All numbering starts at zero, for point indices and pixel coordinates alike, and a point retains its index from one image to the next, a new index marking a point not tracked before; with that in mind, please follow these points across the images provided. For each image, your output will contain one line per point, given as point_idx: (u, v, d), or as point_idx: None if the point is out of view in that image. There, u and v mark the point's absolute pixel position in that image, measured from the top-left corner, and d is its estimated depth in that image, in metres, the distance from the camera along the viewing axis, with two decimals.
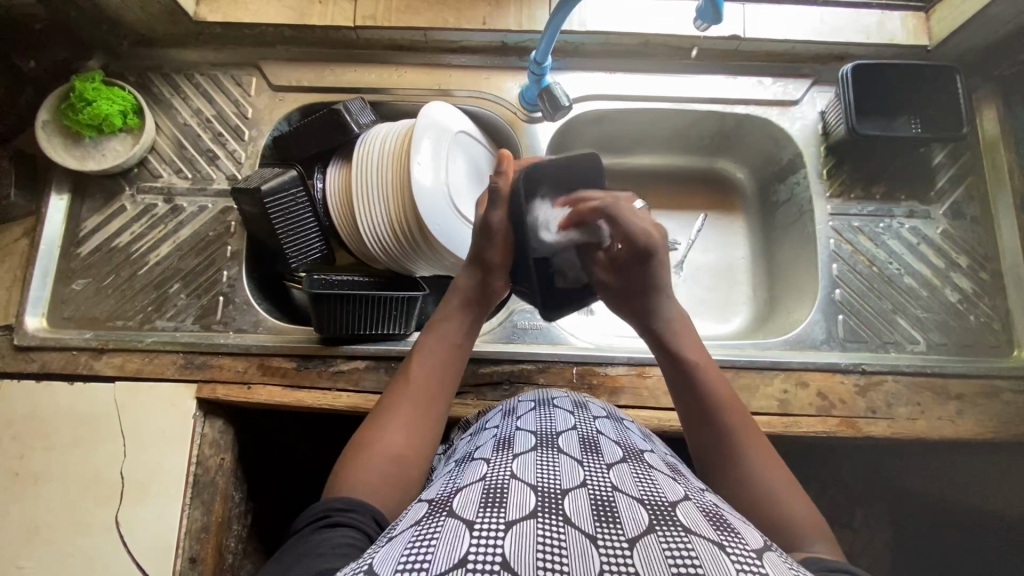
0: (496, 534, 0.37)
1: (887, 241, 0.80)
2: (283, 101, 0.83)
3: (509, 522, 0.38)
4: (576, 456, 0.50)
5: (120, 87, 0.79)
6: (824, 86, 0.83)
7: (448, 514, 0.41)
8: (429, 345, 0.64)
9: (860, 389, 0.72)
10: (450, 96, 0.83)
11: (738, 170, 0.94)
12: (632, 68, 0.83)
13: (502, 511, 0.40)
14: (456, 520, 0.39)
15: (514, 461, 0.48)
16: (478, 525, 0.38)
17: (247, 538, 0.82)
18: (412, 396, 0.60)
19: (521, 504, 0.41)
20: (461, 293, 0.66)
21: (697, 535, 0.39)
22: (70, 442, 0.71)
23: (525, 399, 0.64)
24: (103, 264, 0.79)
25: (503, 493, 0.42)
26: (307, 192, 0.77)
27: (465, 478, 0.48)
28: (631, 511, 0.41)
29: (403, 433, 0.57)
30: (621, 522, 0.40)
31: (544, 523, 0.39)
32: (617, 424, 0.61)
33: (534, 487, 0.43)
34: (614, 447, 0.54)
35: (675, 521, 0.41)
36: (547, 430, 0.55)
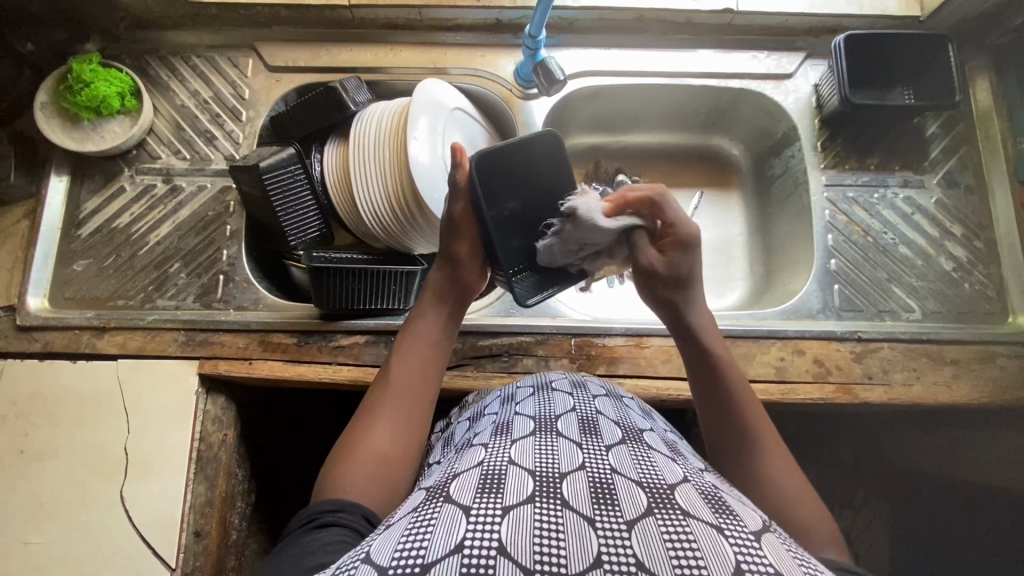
0: (494, 518, 0.38)
1: (882, 211, 0.80)
2: (280, 81, 0.84)
3: (506, 508, 0.39)
4: (575, 439, 0.50)
5: (117, 69, 0.79)
6: (818, 59, 0.84)
7: (445, 500, 0.41)
8: (408, 342, 0.65)
9: (856, 356, 0.73)
10: (446, 74, 0.84)
11: (734, 146, 0.94)
12: (627, 44, 0.83)
13: (500, 496, 0.40)
14: (454, 507, 0.40)
15: (513, 446, 0.48)
16: (476, 510, 0.39)
17: (251, 515, 0.83)
18: (395, 395, 0.61)
19: (519, 487, 0.41)
20: (437, 289, 0.67)
21: (696, 518, 0.39)
22: (74, 420, 0.72)
23: (523, 383, 0.65)
24: (103, 245, 0.79)
25: (500, 479, 0.43)
26: (306, 170, 0.77)
27: (463, 465, 0.48)
28: (630, 494, 0.41)
29: (388, 432, 0.58)
30: (620, 506, 0.40)
31: (542, 508, 0.39)
32: (616, 403, 0.61)
33: (532, 471, 0.44)
34: (613, 428, 0.54)
35: (673, 505, 0.41)
36: (546, 414, 0.55)
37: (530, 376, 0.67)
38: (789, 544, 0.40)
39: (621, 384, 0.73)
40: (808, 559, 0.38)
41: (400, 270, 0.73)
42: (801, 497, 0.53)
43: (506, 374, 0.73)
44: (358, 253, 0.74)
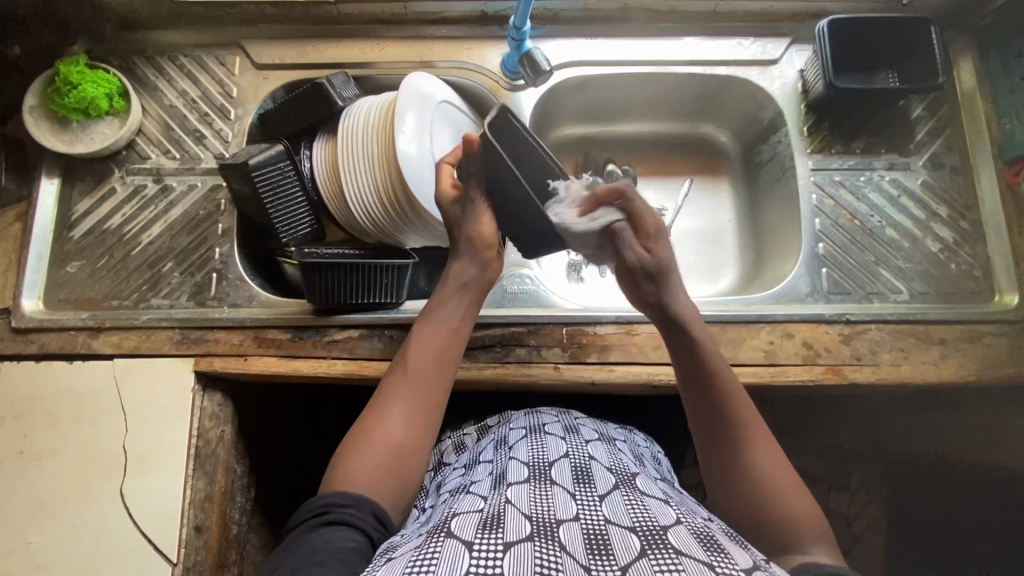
0: (495, 557, 0.40)
1: (868, 194, 0.81)
2: (267, 78, 0.84)
3: (507, 544, 0.41)
4: (569, 485, 0.52)
5: (104, 70, 0.79)
6: (803, 44, 0.84)
7: (447, 534, 0.44)
8: (428, 332, 0.64)
9: (845, 338, 0.74)
10: (433, 67, 0.84)
11: (722, 133, 0.95)
12: (612, 33, 0.83)
13: (500, 533, 0.43)
14: (456, 540, 0.42)
15: (511, 490, 0.51)
16: (478, 546, 0.41)
17: (251, 510, 0.83)
18: (412, 385, 0.60)
19: (518, 529, 0.44)
20: (456, 283, 0.66)
21: (687, 556, 0.41)
22: (73, 420, 0.72)
23: (517, 425, 0.69)
24: (96, 246, 0.80)
25: (499, 518, 0.45)
26: (295, 167, 0.77)
27: (462, 506, 0.51)
28: (623, 540, 0.44)
29: (402, 422, 0.58)
30: (614, 552, 0.42)
31: (540, 549, 0.42)
32: (608, 447, 0.65)
33: (529, 515, 0.46)
34: (606, 473, 0.56)
35: (665, 545, 0.43)
36: (540, 460, 0.58)
37: (525, 417, 0.71)
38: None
39: (612, 371, 0.73)
40: None
41: (390, 263, 0.74)
42: (790, 491, 0.54)
43: (499, 364, 0.74)
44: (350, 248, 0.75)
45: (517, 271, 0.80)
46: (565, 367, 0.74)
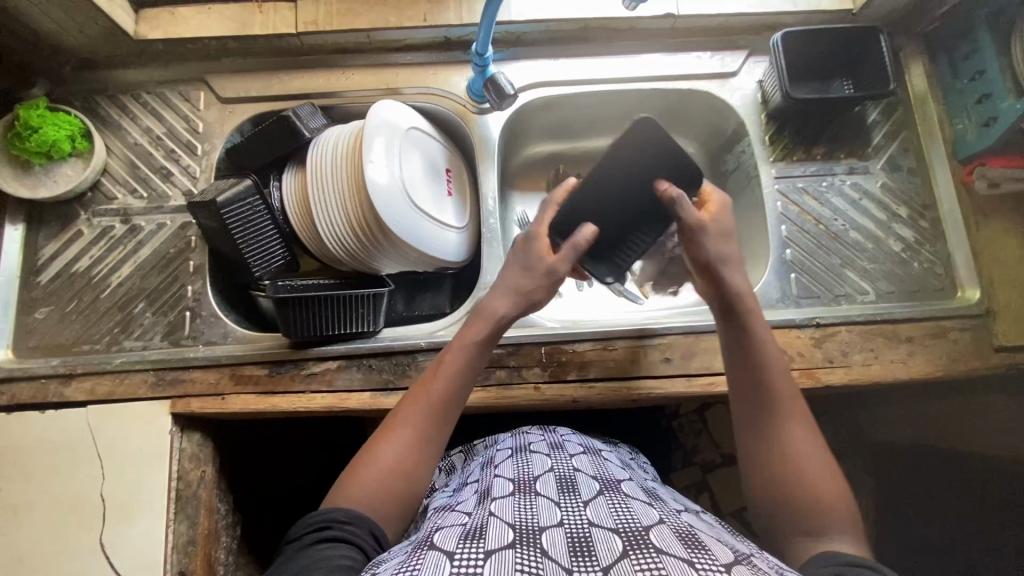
0: (477, 561, 0.41)
1: (831, 199, 0.83)
2: (233, 112, 0.84)
3: (488, 552, 0.42)
4: (553, 496, 0.52)
5: (65, 112, 0.78)
6: (760, 56, 0.86)
7: (430, 547, 0.44)
8: (450, 362, 0.64)
9: (816, 341, 0.76)
10: (399, 94, 0.85)
11: (688, 144, 0.97)
12: (574, 53, 0.85)
13: (482, 543, 0.43)
14: (436, 551, 0.43)
15: (495, 505, 0.51)
16: (459, 554, 0.42)
17: (238, 549, 0.82)
18: (426, 413, 0.61)
19: (500, 537, 0.44)
20: (482, 318, 0.66)
21: (668, 555, 0.41)
22: (47, 470, 0.71)
23: (503, 447, 0.70)
24: (64, 291, 0.78)
25: (482, 530, 0.46)
26: (265, 201, 0.77)
27: (447, 522, 0.51)
28: (607, 542, 0.43)
29: (409, 447, 0.59)
30: (596, 553, 0.42)
31: (521, 554, 0.42)
32: (594, 459, 0.65)
33: (512, 524, 0.46)
34: (591, 484, 0.56)
35: (648, 545, 0.42)
36: (525, 476, 0.58)
37: (513, 438, 0.72)
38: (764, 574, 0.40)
39: (592, 388, 0.74)
40: None
41: (366, 293, 0.73)
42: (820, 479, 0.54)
43: (480, 387, 0.74)
44: (324, 279, 0.76)
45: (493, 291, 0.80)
46: (546, 387, 0.74)
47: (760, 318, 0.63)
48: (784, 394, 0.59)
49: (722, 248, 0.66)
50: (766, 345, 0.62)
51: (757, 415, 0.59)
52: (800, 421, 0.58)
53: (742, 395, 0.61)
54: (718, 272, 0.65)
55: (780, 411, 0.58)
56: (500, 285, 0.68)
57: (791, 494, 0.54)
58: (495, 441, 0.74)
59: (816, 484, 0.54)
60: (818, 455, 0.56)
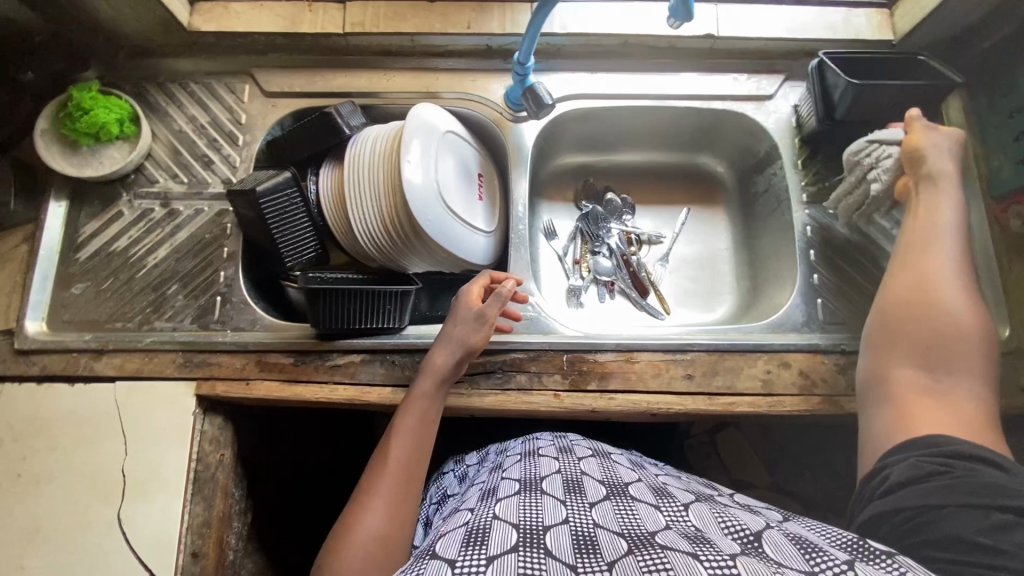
0: (479, 566, 0.40)
1: (862, 227, 0.83)
2: (276, 106, 0.86)
3: (490, 557, 0.41)
4: (559, 496, 0.53)
5: (116, 96, 0.81)
6: (796, 81, 0.87)
7: (431, 556, 0.43)
8: (403, 424, 0.65)
9: (840, 368, 0.75)
10: (438, 97, 0.86)
11: (718, 165, 0.97)
12: (612, 67, 0.86)
13: (484, 547, 0.42)
14: (439, 560, 0.42)
15: (499, 505, 0.51)
16: (461, 562, 0.41)
17: (248, 535, 0.82)
18: (390, 480, 0.60)
19: (504, 540, 0.44)
20: (430, 374, 0.68)
21: (674, 550, 0.41)
22: (72, 442, 0.72)
23: (513, 452, 0.69)
24: (101, 268, 0.80)
25: (485, 532, 0.45)
26: (301, 193, 0.79)
27: (450, 526, 0.51)
28: (611, 543, 0.44)
29: (382, 513, 0.58)
30: (601, 553, 0.42)
31: (524, 556, 0.41)
32: (603, 461, 0.64)
33: (516, 525, 0.46)
34: (598, 486, 0.56)
35: (652, 544, 0.43)
36: (531, 476, 0.58)
37: (522, 443, 0.71)
38: (767, 556, 0.40)
39: (612, 399, 0.74)
40: (783, 565, 0.39)
41: (396, 290, 0.75)
42: (962, 380, 0.56)
43: (500, 391, 0.75)
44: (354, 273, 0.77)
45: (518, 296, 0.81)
46: (566, 395, 0.74)
47: (955, 220, 0.63)
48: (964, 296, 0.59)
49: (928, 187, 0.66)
50: (948, 261, 0.61)
51: (911, 308, 0.60)
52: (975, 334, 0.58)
53: (902, 294, 0.61)
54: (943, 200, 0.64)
55: (950, 311, 0.58)
56: (442, 338, 0.70)
57: (934, 372, 0.57)
58: (502, 449, 0.73)
59: (959, 377, 0.57)
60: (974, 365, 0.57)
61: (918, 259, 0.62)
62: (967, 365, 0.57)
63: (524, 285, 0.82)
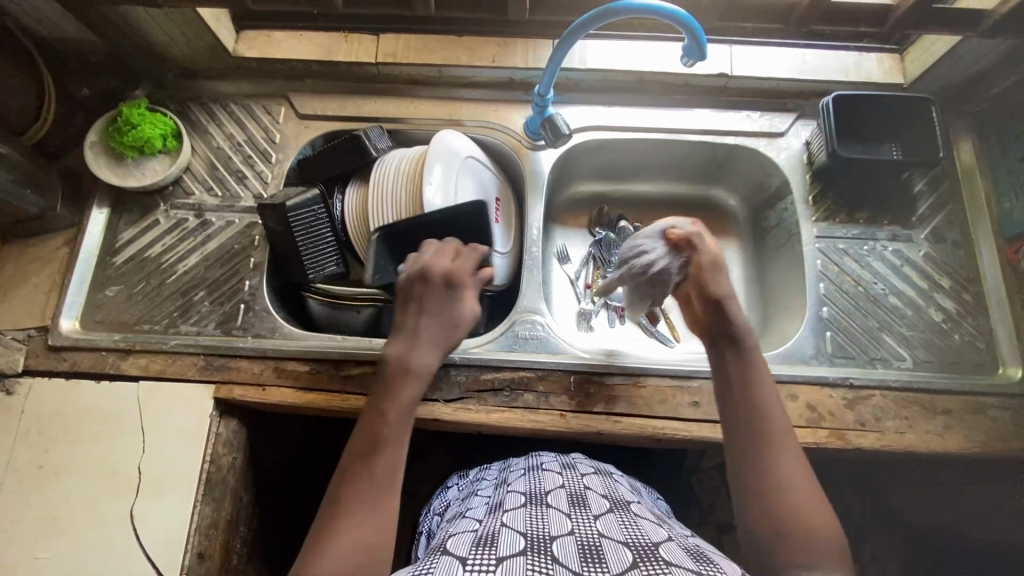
0: (489, 567, 0.42)
1: (872, 263, 0.84)
2: (308, 128, 0.91)
3: (499, 559, 0.43)
4: (564, 509, 0.53)
5: (162, 113, 0.86)
6: (808, 119, 0.90)
7: (442, 554, 0.45)
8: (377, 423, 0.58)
9: (848, 403, 0.75)
10: (461, 125, 0.91)
11: (730, 198, 1.00)
12: (629, 101, 0.90)
13: (494, 550, 0.44)
14: (450, 559, 0.44)
15: (506, 515, 0.52)
16: (472, 561, 0.42)
17: (252, 541, 0.83)
18: (368, 484, 0.54)
19: (512, 544, 0.45)
20: (398, 371, 0.62)
21: (678, 567, 0.42)
22: (94, 437, 0.75)
23: (517, 467, 0.70)
24: (134, 273, 0.85)
25: (493, 537, 0.47)
26: (327, 210, 0.83)
27: (459, 531, 0.52)
28: (617, 552, 0.44)
29: (363, 524, 0.51)
30: (606, 561, 0.43)
31: (532, 560, 0.43)
32: (604, 479, 0.65)
33: (523, 533, 0.47)
34: (601, 501, 0.57)
35: (657, 557, 0.44)
36: (537, 490, 0.59)
37: (525, 459, 0.72)
38: None
39: (618, 422, 0.75)
40: None
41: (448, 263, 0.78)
42: (809, 501, 0.53)
43: (507, 408, 0.76)
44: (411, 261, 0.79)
45: (529, 316, 0.83)
46: (571, 416, 0.75)
47: (763, 370, 0.62)
48: (785, 440, 0.57)
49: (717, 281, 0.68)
50: (761, 379, 0.61)
51: (744, 430, 0.58)
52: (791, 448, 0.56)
53: (739, 423, 0.59)
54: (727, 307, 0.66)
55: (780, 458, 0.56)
56: (411, 332, 0.66)
57: (789, 531, 0.51)
58: (505, 463, 0.74)
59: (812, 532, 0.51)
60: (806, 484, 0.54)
61: (743, 411, 0.59)
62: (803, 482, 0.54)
63: (535, 306, 0.84)
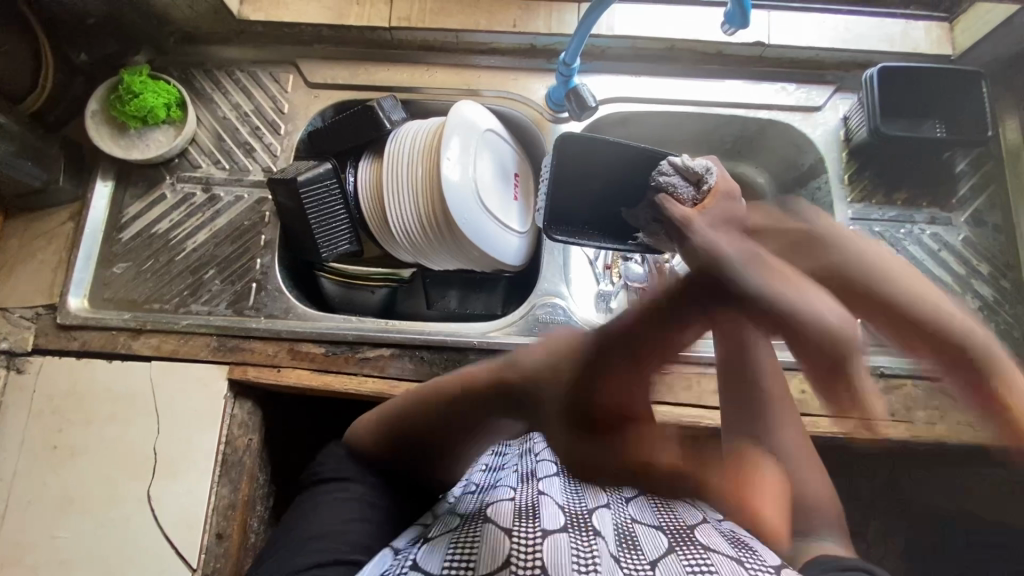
0: (535, 538, 0.43)
1: (907, 247, 0.80)
2: (318, 97, 0.87)
3: (544, 531, 0.43)
4: (599, 486, 0.55)
5: (165, 81, 0.82)
6: (847, 92, 0.85)
7: (485, 520, 0.47)
8: None
9: (878, 392, 0.73)
10: (479, 95, 0.86)
11: (760, 175, 0.93)
12: (657, 72, 0.85)
13: (536, 522, 0.45)
14: (494, 525, 0.45)
15: (542, 485, 0.52)
16: (517, 531, 0.43)
17: (269, 519, 0.84)
18: None
19: (553, 519, 0.45)
20: None
21: (717, 553, 0.43)
22: (110, 418, 0.74)
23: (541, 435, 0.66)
24: (142, 249, 0.82)
25: (535, 509, 0.47)
26: (340, 184, 0.79)
27: (494, 495, 0.52)
28: (651, 537, 0.47)
29: None
30: (643, 548, 0.45)
31: (575, 536, 0.43)
32: None
33: (562, 506, 0.48)
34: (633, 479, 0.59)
35: (694, 543, 0.45)
36: None
37: None
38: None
39: None
40: None
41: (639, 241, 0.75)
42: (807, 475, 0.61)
43: None
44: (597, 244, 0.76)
45: (550, 300, 0.80)
46: None
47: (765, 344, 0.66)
48: (783, 409, 0.64)
49: (722, 240, 0.62)
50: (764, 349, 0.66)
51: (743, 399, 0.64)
52: (790, 428, 0.63)
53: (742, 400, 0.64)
54: (732, 273, 0.57)
55: (778, 419, 0.63)
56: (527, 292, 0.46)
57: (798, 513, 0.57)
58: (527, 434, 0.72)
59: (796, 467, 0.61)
60: (808, 461, 0.62)
61: (749, 394, 0.64)
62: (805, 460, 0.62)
63: (555, 289, 0.81)
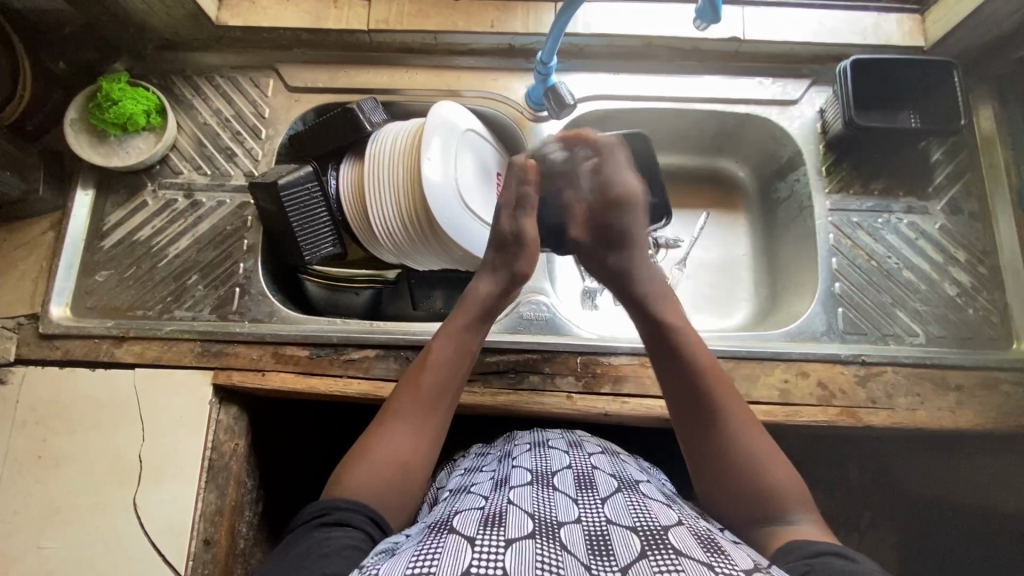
0: (498, 550, 0.39)
1: (886, 236, 0.81)
2: (298, 101, 0.87)
3: (508, 539, 0.41)
4: (571, 493, 0.52)
5: (143, 88, 0.82)
6: (823, 85, 0.86)
7: (449, 532, 0.43)
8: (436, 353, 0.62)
9: (860, 379, 0.74)
10: (459, 96, 0.87)
11: (740, 169, 0.96)
12: (634, 69, 0.85)
13: (502, 530, 0.42)
14: (457, 536, 0.42)
15: (513, 493, 0.51)
16: (480, 541, 0.41)
17: (258, 524, 0.83)
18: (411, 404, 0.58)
19: (520, 525, 0.43)
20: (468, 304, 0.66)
21: (688, 557, 0.40)
22: (93, 426, 0.74)
23: (521, 442, 0.68)
24: (125, 256, 0.82)
25: (502, 517, 0.45)
26: (322, 188, 0.79)
27: (464, 505, 0.51)
28: (624, 540, 0.43)
29: (408, 439, 0.56)
30: (614, 554, 0.41)
31: (541, 545, 0.41)
32: (612, 459, 0.64)
33: (531, 514, 0.46)
34: (609, 480, 0.56)
35: (666, 546, 0.42)
36: (543, 469, 0.58)
37: (530, 435, 0.70)
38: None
39: (625, 403, 0.74)
40: None
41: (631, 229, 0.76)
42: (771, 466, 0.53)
43: (512, 390, 0.74)
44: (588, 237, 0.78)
45: (534, 296, 0.80)
46: (578, 397, 0.74)
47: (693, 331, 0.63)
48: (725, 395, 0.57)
49: None
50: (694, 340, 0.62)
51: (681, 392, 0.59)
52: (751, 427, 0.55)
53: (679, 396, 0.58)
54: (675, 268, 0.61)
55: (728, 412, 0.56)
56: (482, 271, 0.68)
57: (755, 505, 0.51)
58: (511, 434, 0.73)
59: (755, 459, 0.53)
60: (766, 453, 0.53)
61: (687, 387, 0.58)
62: (764, 449, 0.54)
63: (539, 286, 0.82)
